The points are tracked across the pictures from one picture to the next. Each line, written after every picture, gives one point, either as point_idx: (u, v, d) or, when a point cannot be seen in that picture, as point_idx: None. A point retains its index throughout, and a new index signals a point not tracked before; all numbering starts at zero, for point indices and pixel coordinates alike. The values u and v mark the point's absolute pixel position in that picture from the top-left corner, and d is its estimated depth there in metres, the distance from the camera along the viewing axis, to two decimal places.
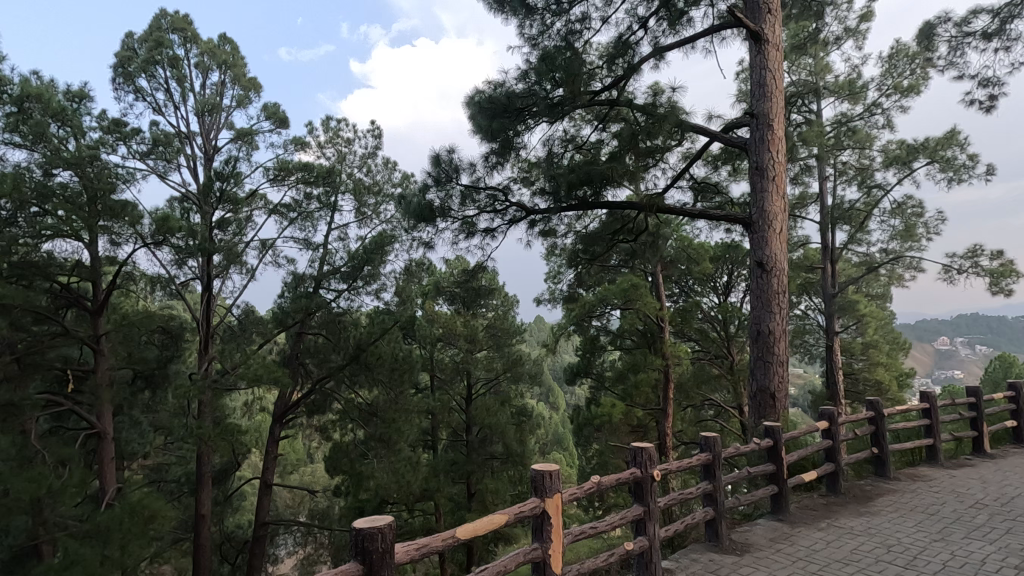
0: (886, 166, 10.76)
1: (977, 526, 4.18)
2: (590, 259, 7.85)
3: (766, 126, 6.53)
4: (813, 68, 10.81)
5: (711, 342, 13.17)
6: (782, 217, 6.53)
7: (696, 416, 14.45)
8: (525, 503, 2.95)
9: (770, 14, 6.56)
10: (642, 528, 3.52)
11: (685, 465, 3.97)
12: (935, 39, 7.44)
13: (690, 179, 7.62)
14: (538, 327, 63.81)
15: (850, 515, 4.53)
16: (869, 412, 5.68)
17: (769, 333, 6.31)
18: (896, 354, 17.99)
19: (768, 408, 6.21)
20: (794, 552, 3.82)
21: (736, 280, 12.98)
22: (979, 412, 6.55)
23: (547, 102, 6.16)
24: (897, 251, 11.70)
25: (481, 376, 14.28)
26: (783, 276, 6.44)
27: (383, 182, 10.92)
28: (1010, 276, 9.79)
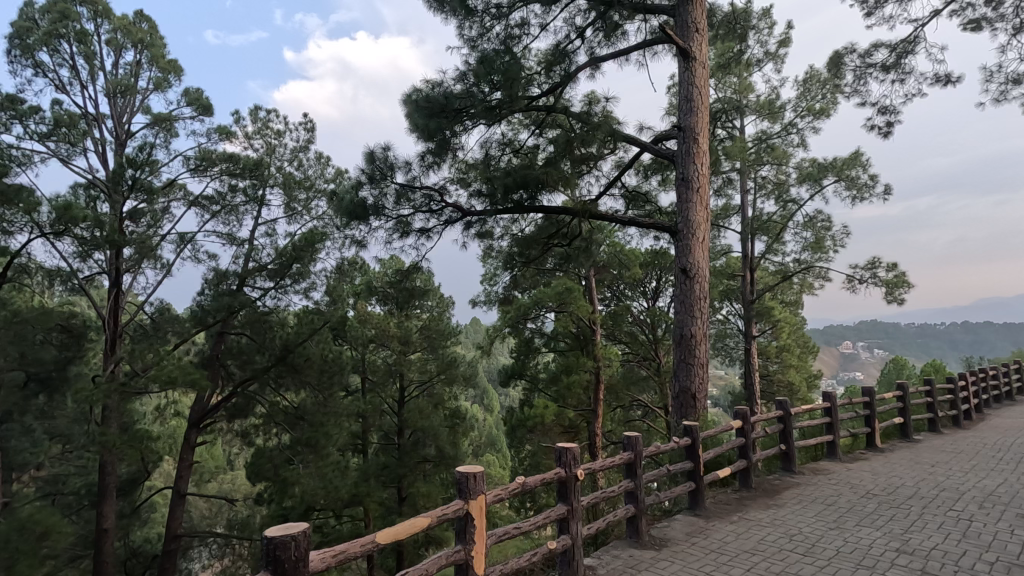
0: (800, 182, 11.59)
1: (867, 514, 4.57)
2: (525, 262, 7.94)
3: (692, 140, 6.86)
4: (737, 86, 11.48)
5: (640, 345, 13.62)
6: (705, 227, 6.87)
7: (625, 416, 14.90)
8: (448, 506, 2.92)
9: (697, 32, 6.89)
10: (566, 527, 3.59)
11: (609, 465, 4.08)
12: (842, 68, 8.11)
13: (622, 187, 7.90)
14: (473, 329, 63.64)
15: (759, 508, 4.83)
16: (778, 411, 6.06)
17: (691, 336, 6.63)
18: (806, 357, 19.38)
19: (689, 408, 6.52)
20: (707, 544, 4.02)
21: (664, 286, 13.53)
22: (872, 411, 7.17)
23: (485, 105, 6.18)
24: (808, 261, 12.60)
25: (415, 378, 14.07)
26: (705, 282, 6.79)
27: (315, 177, 10.57)
28: (903, 286, 10.80)
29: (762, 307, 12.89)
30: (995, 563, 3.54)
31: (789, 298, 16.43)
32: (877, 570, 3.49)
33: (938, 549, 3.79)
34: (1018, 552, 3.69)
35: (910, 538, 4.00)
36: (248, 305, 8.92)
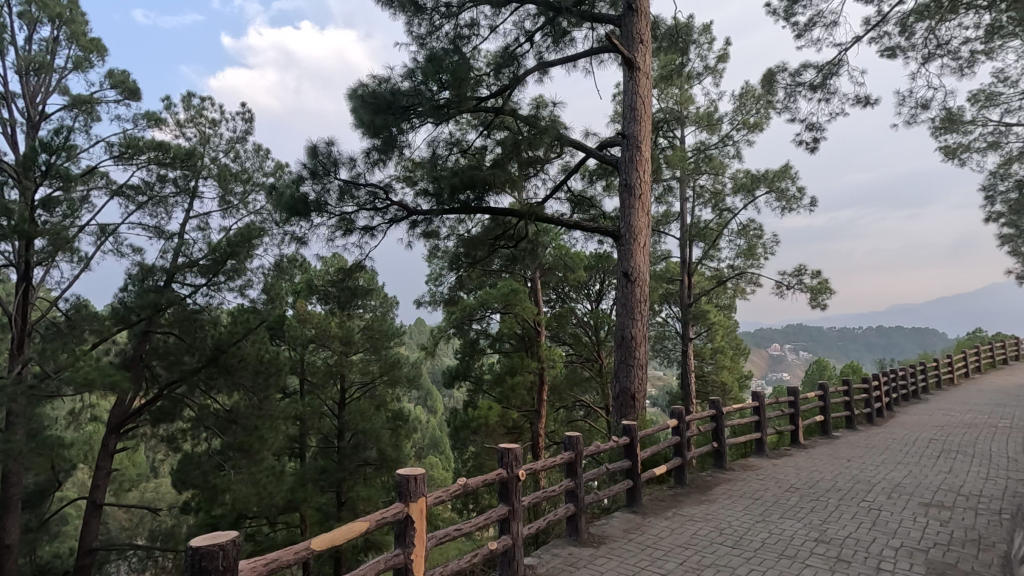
0: (735, 192, 12.18)
1: (790, 507, 4.85)
2: (471, 263, 7.92)
3: (635, 148, 7.06)
4: (678, 98, 11.92)
5: (583, 346, 13.87)
6: (646, 232, 7.09)
7: (568, 416, 15.12)
8: (387, 509, 2.87)
9: (642, 43, 7.09)
10: (506, 527, 3.60)
11: (550, 465, 4.13)
12: (775, 85, 8.58)
13: (567, 191, 8.04)
14: (418, 330, 62.82)
15: (692, 504, 5.03)
16: (711, 411, 6.34)
17: (632, 338, 6.82)
18: (737, 359, 20.36)
19: (628, 408, 6.70)
20: (644, 540, 4.15)
21: (607, 289, 13.85)
22: (797, 409, 7.62)
23: (433, 103, 6.13)
24: (741, 267, 13.24)
25: (357, 380, 13.72)
26: (645, 285, 7.00)
27: (253, 170, 10.14)
28: (825, 292, 11.54)
29: (699, 311, 13.44)
30: (900, 548, 3.84)
31: (724, 302, 17.19)
32: (798, 559, 3.71)
33: (852, 537, 4.08)
34: (920, 538, 4.02)
35: (827, 528, 4.28)
36: (176, 302, 8.43)
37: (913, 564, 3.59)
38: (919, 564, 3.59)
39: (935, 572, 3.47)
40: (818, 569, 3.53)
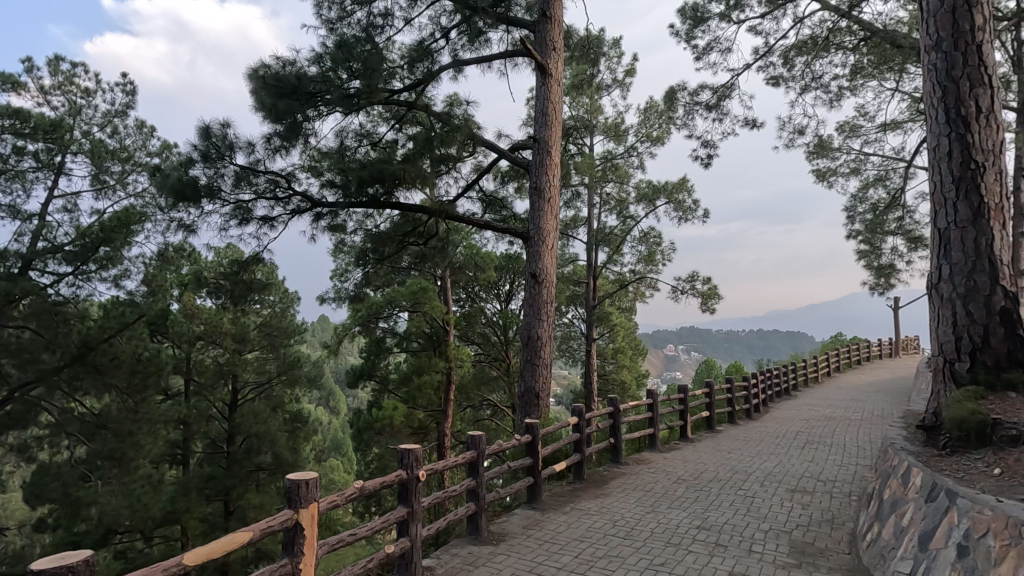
0: (638, 200, 12.84)
1: (678, 497, 5.19)
2: (378, 260, 7.68)
3: (545, 152, 7.22)
4: (588, 107, 12.36)
5: (492, 346, 13.94)
6: (554, 234, 7.26)
7: (474, 416, 15.13)
8: (275, 517, 2.70)
9: (554, 51, 7.26)
10: (405, 529, 3.52)
11: (452, 464, 4.10)
12: (675, 102, 9.16)
13: (479, 191, 8.06)
14: (321, 327, 59.96)
15: (589, 498, 5.23)
16: (610, 408, 6.62)
17: (538, 338, 6.96)
18: (636, 358, 21.47)
19: (532, 407, 6.83)
20: (541, 535, 4.25)
21: (517, 289, 14.06)
22: (686, 406, 8.18)
23: (342, 92, 5.87)
24: (642, 272, 14.00)
25: (251, 380, 12.84)
26: (552, 287, 7.17)
27: (135, 148, 9.20)
28: (714, 297, 12.49)
29: (602, 312, 14.02)
30: (769, 531, 4.23)
31: (626, 305, 18.03)
32: (682, 546, 3.97)
33: (729, 523, 4.43)
34: (785, 521, 4.47)
35: (709, 515, 4.63)
36: (34, 292, 7.43)
37: (779, 544, 3.97)
38: (783, 544, 3.98)
39: (796, 550, 3.86)
40: (699, 554, 3.80)
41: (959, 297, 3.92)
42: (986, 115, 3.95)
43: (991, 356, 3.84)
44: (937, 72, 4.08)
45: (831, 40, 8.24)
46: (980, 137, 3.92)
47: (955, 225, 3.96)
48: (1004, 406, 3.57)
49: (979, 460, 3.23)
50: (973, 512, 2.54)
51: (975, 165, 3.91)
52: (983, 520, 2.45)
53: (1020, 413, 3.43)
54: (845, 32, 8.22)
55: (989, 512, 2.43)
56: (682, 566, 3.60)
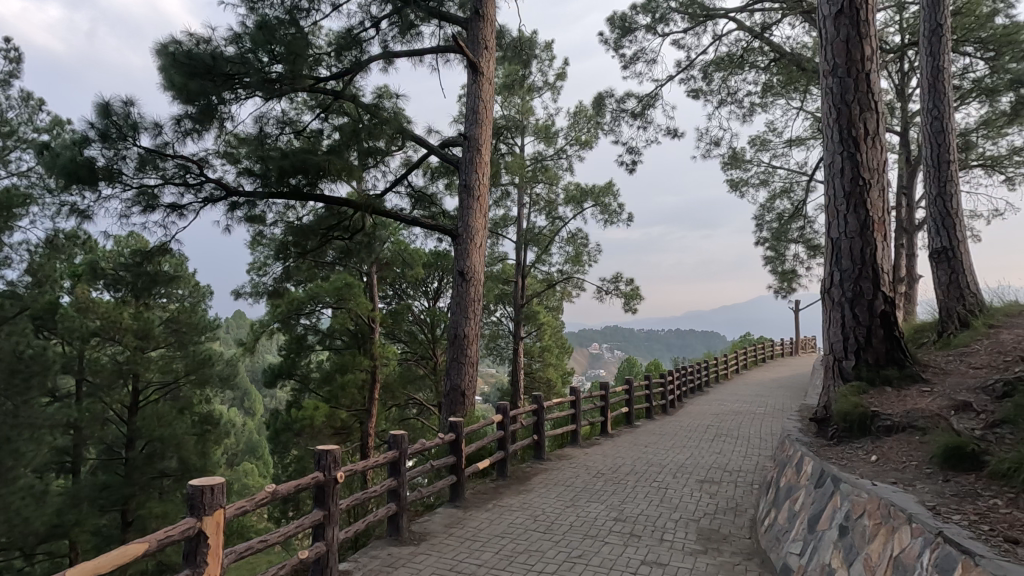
0: (567, 202, 13.13)
1: (596, 491, 5.37)
2: (299, 254, 7.37)
3: (475, 150, 7.21)
4: (520, 107, 12.48)
5: (419, 344, 13.71)
6: (482, 233, 7.26)
7: (399, 415, 14.87)
8: (174, 526, 2.52)
9: (486, 49, 7.26)
10: (321, 533, 3.40)
11: (374, 464, 4.00)
12: (603, 108, 9.45)
13: (408, 187, 7.94)
14: (236, 323, 56.59)
15: (511, 495, 5.29)
16: (534, 405, 6.73)
17: (464, 336, 6.95)
18: (562, 357, 21.93)
19: (458, 405, 6.82)
20: (463, 533, 4.25)
21: (445, 287, 13.95)
22: (606, 402, 8.47)
23: (262, 76, 5.56)
24: (569, 272, 14.32)
25: (155, 380, 11.91)
26: (479, 285, 7.18)
27: (18, 122, 8.25)
28: (636, 298, 13.01)
29: (530, 311, 14.22)
30: (679, 520, 4.47)
31: (552, 304, 18.35)
32: (599, 537, 4.11)
33: (644, 514, 4.64)
34: (694, 510, 4.74)
35: (625, 507, 4.82)
36: None
37: (688, 533, 4.21)
38: (692, 532, 4.22)
39: (703, 537, 4.10)
40: (614, 545, 3.95)
41: (848, 301, 4.32)
42: (872, 137, 4.37)
43: (871, 354, 4.28)
44: (833, 95, 4.46)
45: (745, 59, 8.81)
46: (867, 156, 4.34)
47: (845, 235, 4.35)
48: (882, 399, 3.98)
49: (860, 448, 3.57)
50: (852, 496, 2.81)
51: (863, 182, 4.32)
52: (860, 503, 2.71)
53: (894, 405, 3.84)
54: (757, 52, 8.83)
55: (865, 495, 2.70)
56: (598, 557, 3.73)
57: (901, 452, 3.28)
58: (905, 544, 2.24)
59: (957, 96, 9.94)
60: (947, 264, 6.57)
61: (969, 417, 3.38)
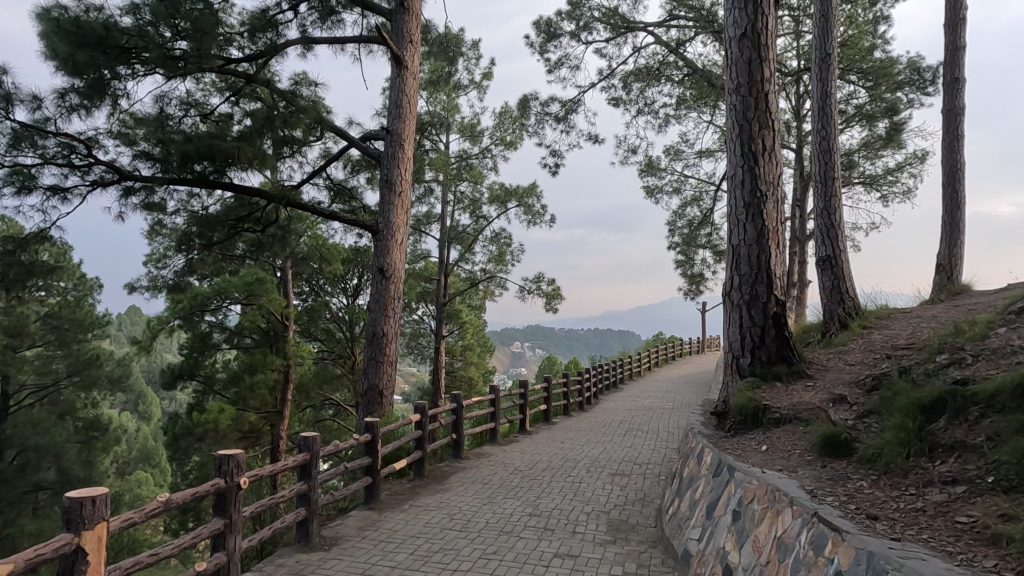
0: (490, 202, 13.19)
1: (513, 488, 5.44)
2: (204, 246, 6.89)
3: (397, 145, 7.06)
4: (445, 105, 12.39)
5: (336, 343, 13.21)
6: (404, 229, 7.13)
7: (314, 417, 14.28)
8: (47, 543, 2.27)
9: (411, 43, 7.13)
10: (220, 542, 3.20)
11: (283, 467, 3.81)
12: (528, 110, 9.59)
13: (326, 179, 7.66)
14: (130, 320, 51.86)
15: (428, 494, 5.24)
16: (453, 404, 6.71)
17: (382, 334, 6.79)
18: (484, 355, 22.02)
19: (375, 405, 6.66)
20: (377, 536, 4.15)
21: (364, 284, 13.56)
22: (525, 400, 8.62)
23: (163, 51, 5.12)
24: (492, 271, 14.42)
25: (30, 383, 10.67)
26: (399, 282, 7.04)
27: None
28: (556, 298, 13.31)
29: (452, 310, 14.15)
30: (591, 513, 4.63)
31: (475, 303, 18.35)
32: (514, 533, 4.17)
33: (558, 508, 4.77)
34: (605, 502, 4.93)
35: (541, 502, 4.94)
36: None
37: (598, 524, 4.38)
38: (602, 523, 4.39)
39: (612, 528, 4.28)
40: (529, 539, 4.03)
41: (745, 303, 4.67)
42: (769, 152, 4.75)
43: (765, 353, 4.67)
44: (737, 111, 4.80)
45: (660, 72, 9.29)
46: (765, 170, 4.71)
47: (745, 242, 4.70)
48: (773, 393, 4.34)
49: (753, 439, 3.87)
50: (744, 483, 3.04)
51: (760, 194, 4.69)
52: (751, 489, 2.94)
53: (782, 399, 4.20)
54: (673, 66, 9.32)
55: (755, 482, 2.92)
56: (512, 553, 3.78)
57: (786, 442, 3.60)
58: (786, 525, 2.47)
59: (843, 119, 11.01)
60: (831, 271, 7.27)
61: (844, 408, 3.77)
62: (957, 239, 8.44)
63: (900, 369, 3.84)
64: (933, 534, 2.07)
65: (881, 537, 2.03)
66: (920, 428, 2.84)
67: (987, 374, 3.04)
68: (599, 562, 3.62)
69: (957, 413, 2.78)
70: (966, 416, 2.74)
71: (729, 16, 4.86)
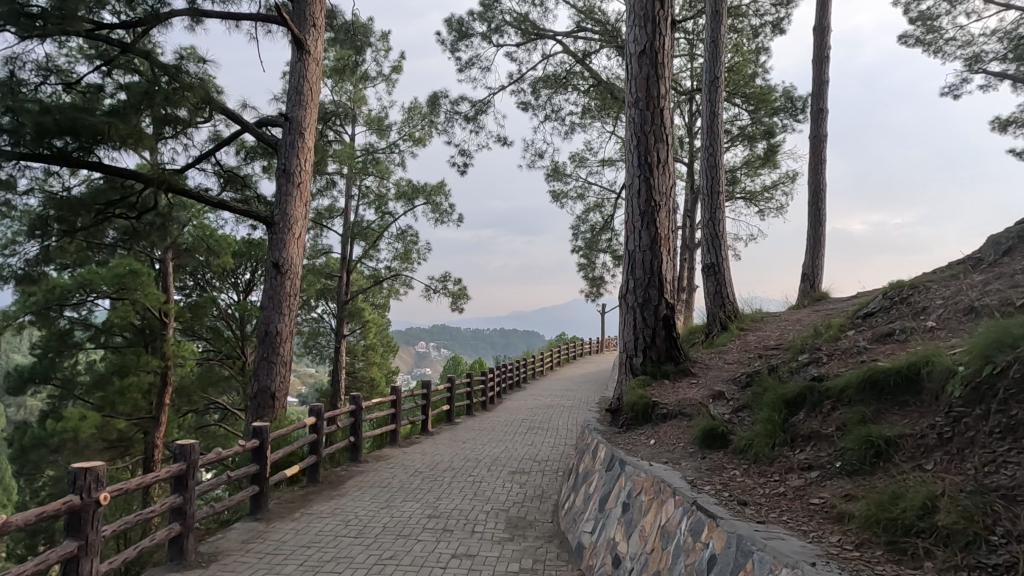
0: (398, 198, 12.89)
1: (412, 490, 5.34)
2: (64, 232, 6.08)
3: (297, 133, 6.68)
4: (351, 95, 11.93)
5: (224, 342, 12.17)
6: (303, 223, 6.76)
7: (197, 423, 13.15)
8: None
9: (314, 27, 6.78)
10: (72, 569, 2.83)
11: (154, 479, 3.44)
12: (438, 107, 9.48)
13: (216, 164, 7.07)
14: None
15: (322, 501, 5.00)
16: (351, 406, 6.47)
17: (276, 334, 6.39)
18: (387, 355, 21.48)
19: (266, 408, 6.26)
20: (263, 548, 3.89)
21: (258, 279, 12.68)
22: (428, 401, 8.50)
23: (15, 7, 4.45)
24: (397, 269, 14.10)
25: None
26: (296, 279, 6.66)
27: None
28: (462, 298, 13.28)
29: (354, 308, 13.63)
30: (490, 512, 4.66)
31: (379, 302, 17.86)
32: (411, 536, 4.09)
33: (458, 508, 4.76)
34: (504, 500, 4.99)
35: (440, 503, 4.90)
36: None
37: (497, 522, 4.42)
38: (500, 521, 4.44)
39: (510, 525, 4.34)
40: (427, 541, 3.97)
41: (638, 306, 4.94)
42: (662, 165, 5.07)
43: (655, 352, 4.98)
44: (635, 124, 5.07)
45: (568, 81, 9.59)
46: (659, 181, 5.01)
47: (640, 247, 4.96)
48: (661, 391, 4.63)
49: (642, 434, 4.10)
50: (634, 476, 3.20)
51: (655, 203, 4.97)
52: (639, 481, 3.11)
53: (670, 396, 4.50)
54: (579, 76, 9.66)
55: (643, 474, 3.10)
56: (409, 556, 3.71)
57: (671, 436, 3.85)
58: (670, 514, 2.63)
59: (728, 138, 12.01)
60: (715, 278, 7.89)
61: (722, 403, 4.10)
62: (819, 252, 9.51)
63: (769, 367, 4.25)
64: (792, 515, 2.30)
65: (748, 521, 2.23)
66: (784, 420, 3.16)
67: (837, 371, 3.44)
68: (497, 560, 3.64)
69: (814, 406, 3.13)
70: (821, 408, 3.08)
71: (630, 33, 5.11)
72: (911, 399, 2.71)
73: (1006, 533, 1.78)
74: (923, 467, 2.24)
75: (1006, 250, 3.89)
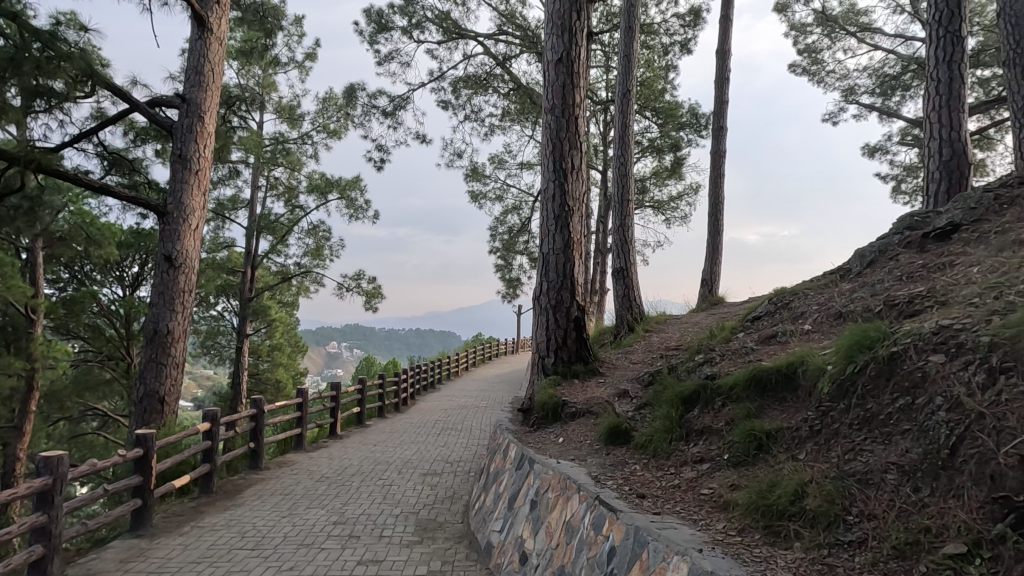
0: (309, 191, 12.34)
1: (317, 496, 5.12)
2: None
3: (196, 117, 6.19)
4: (260, 80, 11.28)
5: (105, 342, 11.02)
6: (200, 213, 6.27)
7: (70, 431, 11.84)
8: None
9: (218, 5, 6.31)
10: None
11: (14, 495, 3.04)
12: (354, 99, 9.17)
13: (98, 145, 6.39)
14: None
15: (215, 513, 4.66)
16: (252, 411, 6.09)
17: (167, 333, 5.88)
18: (295, 356, 20.51)
19: (153, 414, 5.74)
20: (145, 568, 3.57)
21: (148, 273, 11.63)
22: (337, 403, 8.19)
23: None
24: (307, 266, 13.49)
25: None
26: (192, 273, 6.16)
27: None
28: (376, 297, 12.94)
29: (259, 306, 12.86)
30: (399, 515, 4.57)
31: (286, 299, 16.99)
32: (315, 544, 3.93)
33: (365, 513, 4.62)
34: (414, 503, 4.91)
35: (347, 509, 4.74)
36: None
37: (406, 525, 4.34)
38: (410, 524, 4.37)
39: (420, 528, 4.28)
40: (331, 549, 3.82)
41: (551, 307, 5.06)
42: (576, 171, 5.22)
43: (566, 352, 5.12)
44: (551, 130, 5.20)
45: (488, 82, 9.64)
46: (572, 187, 5.16)
47: (553, 251, 5.09)
48: (570, 390, 4.77)
49: (551, 433, 4.20)
50: (542, 473, 3.27)
51: (568, 208, 5.12)
52: (547, 479, 3.18)
53: (578, 395, 4.64)
54: (499, 78, 9.75)
55: (550, 472, 3.17)
56: (312, 566, 3.56)
57: (579, 434, 3.97)
58: (574, 509, 2.72)
59: (639, 149, 12.63)
60: (623, 281, 8.25)
61: (626, 401, 4.29)
62: (717, 260, 10.24)
63: (669, 367, 4.51)
64: (684, 505, 2.46)
65: (645, 513, 2.35)
66: (681, 416, 3.37)
67: (727, 370, 3.71)
68: (405, 564, 3.58)
69: (707, 403, 3.35)
70: (712, 405, 3.31)
71: (548, 41, 5.23)
72: (788, 395, 2.99)
73: (860, 513, 2.01)
74: (796, 457, 2.48)
75: (869, 263, 4.39)
